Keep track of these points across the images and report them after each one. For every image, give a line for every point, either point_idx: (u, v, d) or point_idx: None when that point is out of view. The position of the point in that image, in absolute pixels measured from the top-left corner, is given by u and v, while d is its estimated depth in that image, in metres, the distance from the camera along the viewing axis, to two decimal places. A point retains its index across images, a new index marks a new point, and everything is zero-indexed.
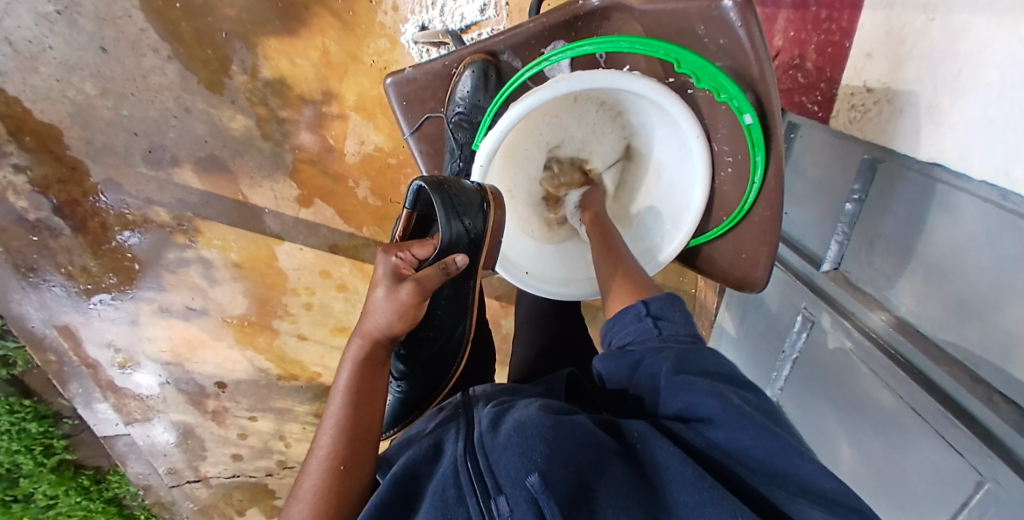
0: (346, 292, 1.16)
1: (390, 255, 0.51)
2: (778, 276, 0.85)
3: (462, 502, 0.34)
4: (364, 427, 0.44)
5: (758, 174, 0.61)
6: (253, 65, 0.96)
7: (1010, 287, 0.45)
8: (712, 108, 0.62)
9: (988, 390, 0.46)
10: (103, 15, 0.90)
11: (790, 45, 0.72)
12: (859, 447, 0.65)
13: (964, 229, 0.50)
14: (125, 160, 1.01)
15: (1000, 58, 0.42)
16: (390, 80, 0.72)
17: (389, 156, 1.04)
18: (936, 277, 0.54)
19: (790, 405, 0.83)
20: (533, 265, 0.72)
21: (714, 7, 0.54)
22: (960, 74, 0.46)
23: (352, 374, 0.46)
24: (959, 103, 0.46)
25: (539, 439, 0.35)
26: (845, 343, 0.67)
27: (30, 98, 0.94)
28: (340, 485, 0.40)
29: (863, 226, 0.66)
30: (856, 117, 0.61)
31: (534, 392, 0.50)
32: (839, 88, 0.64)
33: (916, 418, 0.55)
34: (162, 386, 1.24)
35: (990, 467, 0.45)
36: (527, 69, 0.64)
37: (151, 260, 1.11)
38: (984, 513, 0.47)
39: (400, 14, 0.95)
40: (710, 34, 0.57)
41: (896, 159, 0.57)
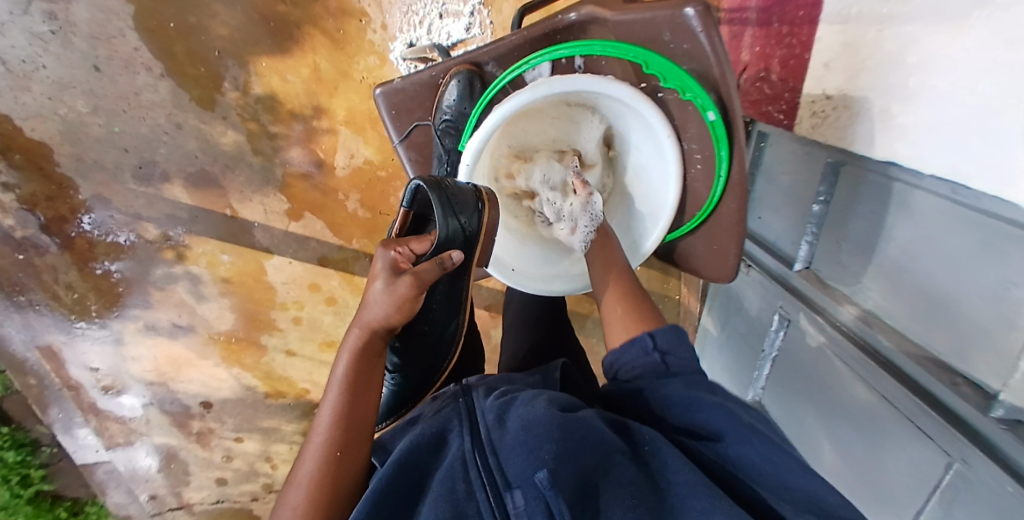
0: (336, 305, 1.16)
1: (389, 249, 0.52)
2: (755, 278, 0.88)
3: (473, 496, 0.36)
4: (360, 416, 0.45)
5: (724, 167, 0.65)
6: (244, 82, 0.98)
7: (968, 279, 0.48)
8: (681, 109, 0.65)
9: (952, 375, 0.50)
10: (96, 35, 0.92)
11: (757, 59, 0.80)
12: (838, 441, 0.68)
13: (922, 224, 0.53)
14: (114, 177, 1.02)
15: (943, 64, 0.46)
16: (379, 91, 0.74)
17: (379, 169, 1.06)
18: (898, 271, 0.57)
19: (771, 403, 0.85)
20: (519, 263, 0.74)
21: (679, 15, 0.58)
22: (908, 79, 0.50)
23: (349, 364, 0.47)
24: (908, 106, 0.50)
25: (546, 436, 0.38)
26: (821, 340, 0.70)
27: (21, 116, 0.95)
28: (335, 472, 0.42)
29: (830, 226, 0.69)
30: (817, 123, 0.66)
31: (530, 380, 0.52)
32: (801, 97, 0.69)
33: (890, 408, 0.57)
34: (145, 407, 1.24)
35: (958, 448, 0.48)
36: (508, 73, 0.67)
37: (138, 277, 1.11)
38: (955, 495, 0.49)
39: (389, 33, 0.98)
40: (676, 39, 0.61)
41: (856, 162, 0.60)
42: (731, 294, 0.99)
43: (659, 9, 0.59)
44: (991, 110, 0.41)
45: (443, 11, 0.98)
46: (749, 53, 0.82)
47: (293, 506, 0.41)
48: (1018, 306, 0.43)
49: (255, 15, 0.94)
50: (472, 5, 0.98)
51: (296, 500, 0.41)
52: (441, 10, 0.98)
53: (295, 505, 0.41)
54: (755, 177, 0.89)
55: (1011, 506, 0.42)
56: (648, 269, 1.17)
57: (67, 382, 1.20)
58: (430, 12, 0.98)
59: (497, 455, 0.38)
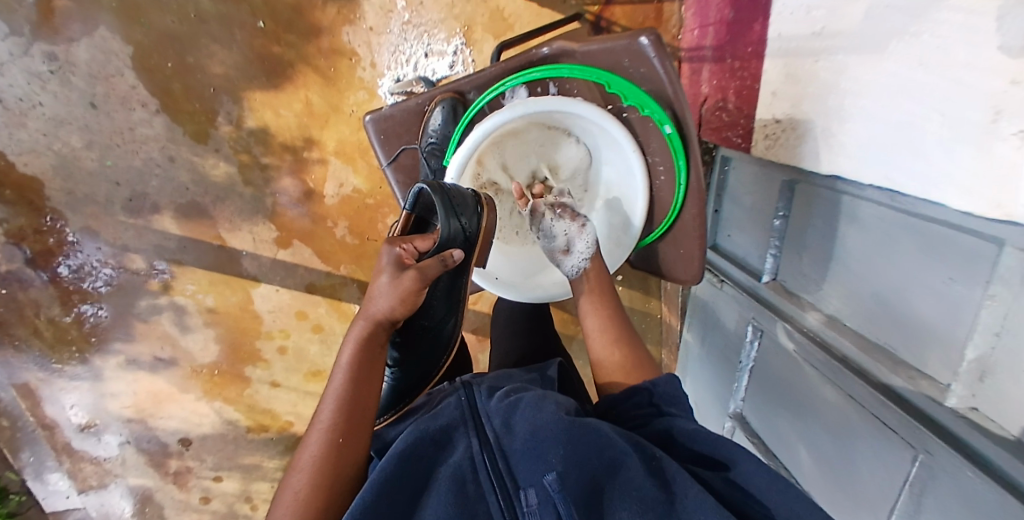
0: (322, 333, 1.17)
1: (394, 245, 0.55)
2: (728, 292, 0.93)
3: (483, 498, 0.39)
4: (362, 405, 0.47)
5: (683, 176, 0.70)
6: (238, 117, 1.02)
7: (911, 280, 0.53)
8: (643, 126, 0.71)
9: (909, 370, 0.54)
10: (95, 74, 0.96)
11: (715, 91, 0.92)
12: (814, 445, 0.71)
13: (869, 232, 0.59)
14: (104, 210, 1.04)
15: (869, 88, 0.54)
16: (369, 118, 0.79)
17: (367, 197, 1.09)
18: (853, 276, 0.62)
19: (753, 415, 0.88)
20: (502, 271, 0.78)
21: (634, 43, 0.66)
22: (842, 102, 0.59)
23: (354, 355, 0.49)
24: (842, 124, 0.59)
25: (552, 439, 0.40)
26: (790, 346, 0.74)
27: (15, 151, 0.99)
28: (338, 457, 0.44)
29: (790, 239, 0.76)
30: (770, 144, 0.75)
31: (528, 376, 0.56)
32: (754, 122, 0.79)
33: (857, 407, 0.61)
34: (121, 447, 1.22)
35: (921, 440, 0.51)
36: (487, 95, 0.73)
37: (123, 308, 1.11)
38: (923, 487, 0.52)
39: (378, 70, 1.03)
40: (634, 65, 0.68)
41: (809, 179, 0.68)
42: (708, 311, 1.03)
43: (619, 39, 0.67)
44: (913, 124, 0.48)
45: (428, 50, 1.03)
46: (708, 87, 0.95)
47: (295, 489, 0.42)
48: (958, 301, 0.48)
49: (252, 54, 0.99)
50: (455, 45, 1.03)
51: (298, 484, 0.42)
52: (426, 49, 1.02)
53: (297, 488, 0.42)
54: (723, 200, 0.98)
55: (976, 494, 0.45)
56: (630, 289, 1.22)
57: (43, 421, 1.18)
58: (416, 52, 1.02)
59: (506, 459, 0.41)
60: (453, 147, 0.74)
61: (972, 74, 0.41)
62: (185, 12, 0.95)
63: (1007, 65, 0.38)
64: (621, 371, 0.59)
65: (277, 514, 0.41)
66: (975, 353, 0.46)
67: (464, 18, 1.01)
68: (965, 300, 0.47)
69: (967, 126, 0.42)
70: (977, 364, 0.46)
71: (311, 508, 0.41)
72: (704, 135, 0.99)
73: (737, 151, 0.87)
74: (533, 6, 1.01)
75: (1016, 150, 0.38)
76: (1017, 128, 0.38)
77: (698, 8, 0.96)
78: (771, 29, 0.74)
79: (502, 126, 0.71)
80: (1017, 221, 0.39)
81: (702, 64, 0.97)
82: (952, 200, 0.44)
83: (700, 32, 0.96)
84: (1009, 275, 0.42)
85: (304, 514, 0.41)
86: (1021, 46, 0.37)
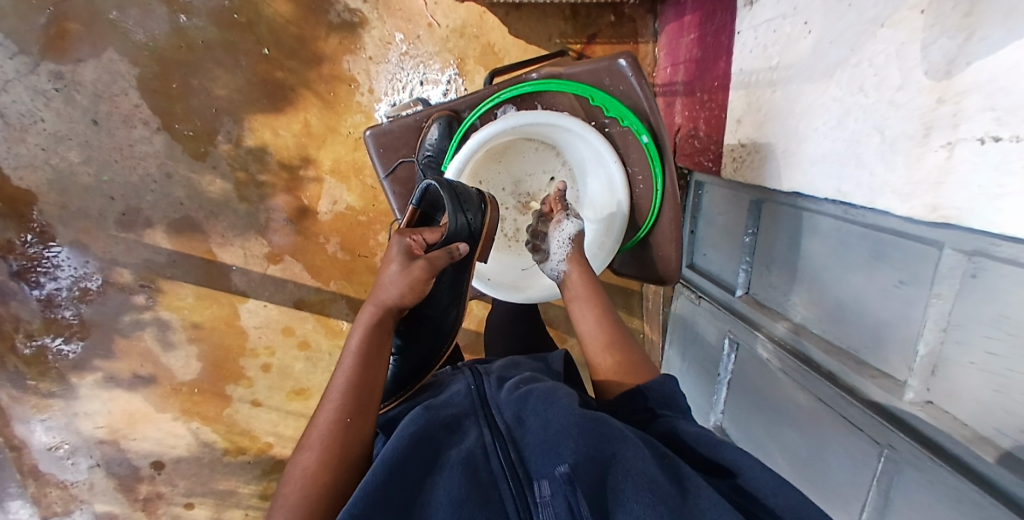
0: (308, 350, 1.18)
1: (404, 237, 0.60)
2: (706, 308, 0.98)
3: (496, 484, 0.41)
4: (366, 387, 0.50)
5: (660, 183, 0.76)
6: (238, 136, 1.05)
7: (867, 284, 0.59)
8: (623, 140, 0.77)
9: (870, 369, 0.59)
10: (101, 94, 1.00)
11: (688, 121, 1.01)
12: (788, 450, 0.74)
13: (829, 245, 0.65)
14: (96, 224, 1.05)
15: (821, 113, 0.62)
16: (369, 132, 0.82)
17: (360, 214, 1.12)
18: (816, 285, 0.68)
19: (731, 425, 0.91)
20: (493, 274, 0.81)
21: (614, 65, 0.74)
22: (798, 126, 0.66)
23: (362, 339, 0.54)
24: (800, 145, 0.66)
25: (564, 431, 0.43)
26: (762, 354, 0.78)
27: (11, 165, 1.00)
28: (344, 435, 0.46)
29: (759, 254, 0.82)
30: (737, 166, 0.82)
31: (535, 365, 0.62)
32: (723, 146, 0.87)
33: (826, 409, 0.65)
34: (91, 470, 1.20)
35: (885, 436, 0.55)
36: (476, 111, 0.78)
37: (106, 323, 1.11)
38: (891, 481, 0.55)
39: (375, 95, 1.07)
40: (613, 83, 0.75)
41: (773, 197, 0.75)
42: (687, 326, 1.08)
43: (598, 61, 0.74)
44: (859, 140, 0.55)
45: (423, 79, 1.08)
46: (682, 117, 1.03)
47: (304, 465, 0.44)
48: (908, 300, 0.53)
49: (255, 78, 1.04)
50: (449, 75, 1.08)
51: (307, 461, 0.45)
52: (421, 78, 1.07)
53: (306, 465, 0.44)
54: (697, 221, 1.05)
55: (941, 481, 0.49)
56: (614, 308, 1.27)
57: (11, 442, 1.16)
58: (412, 79, 1.07)
59: (518, 449, 0.44)
60: (451, 153, 0.78)
61: (904, 94, 0.49)
62: (192, 39, 1.00)
63: (934, 87, 0.45)
64: (614, 369, 0.61)
65: (286, 489, 0.43)
66: (927, 347, 0.51)
67: (457, 51, 1.07)
68: (916, 299, 0.52)
69: (903, 139, 0.49)
70: (929, 358, 0.51)
71: (319, 483, 0.43)
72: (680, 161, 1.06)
73: (709, 174, 0.94)
74: (521, 42, 1.08)
75: (943, 160, 0.45)
76: (946, 140, 0.44)
77: (669, 48, 1.05)
78: (733, 65, 0.82)
79: (493, 137, 0.75)
80: (950, 223, 0.45)
81: (675, 98, 1.05)
82: (896, 206, 0.51)
83: (672, 70, 1.05)
84: (949, 273, 0.48)
85: (312, 488, 0.43)
86: (943, 69, 0.44)
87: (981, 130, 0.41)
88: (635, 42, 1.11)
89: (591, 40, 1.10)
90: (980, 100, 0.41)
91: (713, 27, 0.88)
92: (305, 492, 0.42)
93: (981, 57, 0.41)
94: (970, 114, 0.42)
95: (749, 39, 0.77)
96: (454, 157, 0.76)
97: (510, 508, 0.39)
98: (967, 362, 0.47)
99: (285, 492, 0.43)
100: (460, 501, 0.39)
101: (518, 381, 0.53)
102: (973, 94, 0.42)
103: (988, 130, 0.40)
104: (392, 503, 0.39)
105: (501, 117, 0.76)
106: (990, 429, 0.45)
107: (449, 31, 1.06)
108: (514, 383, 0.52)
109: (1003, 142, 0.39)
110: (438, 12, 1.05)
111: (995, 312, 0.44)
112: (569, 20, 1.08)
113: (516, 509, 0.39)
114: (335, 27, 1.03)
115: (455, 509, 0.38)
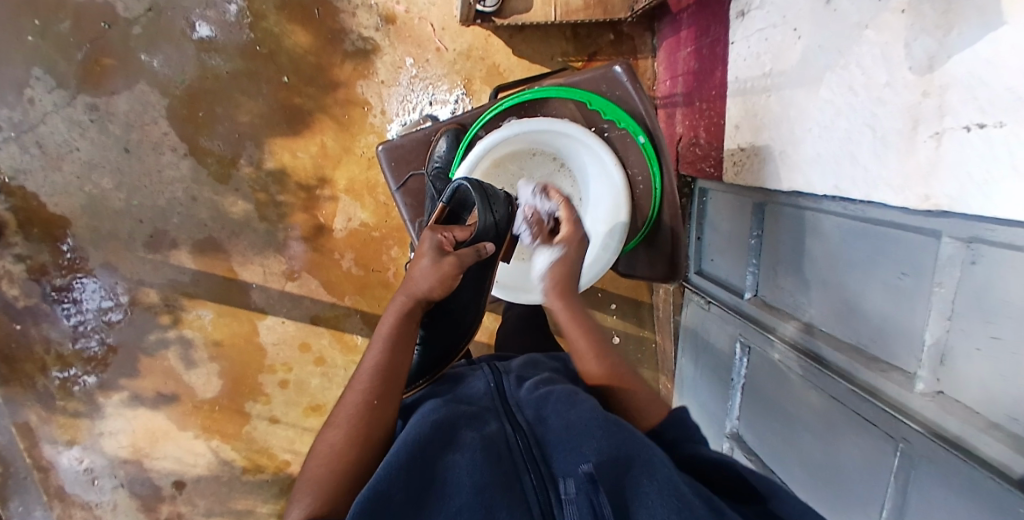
0: (324, 365, 1.21)
1: (436, 233, 0.64)
2: (715, 312, 0.99)
3: (520, 475, 0.43)
4: (392, 374, 0.54)
5: (658, 181, 0.80)
6: (258, 159, 1.10)
7: (869, 275, 0.61)
8: (622, 143, 0.81)
9: (879, 363, 0.60)
10: (132, 123, 1.06)
11: (688, 130, 1.04)
12: (804, 453, 0.74)
13: (833, 244, 0.66)
14: (125, 245, 1.11)
15: (815, 113, 0.65)
16: (381, 147, 0.86)
17: (374, 230, 1.16)
18: (823, 284, 0.69)
19: (746, 432, 0.90)
20: (503, 277, 0.85)
21: (609, 73, 0.79)
22: (794, 128, 0.70)
23: (391, 328, 0.58)
24: (797, 145, 0.70)
25: (587, 432, 0.46)
26: (773, 355, 0.79)
27: (47, 193, 1.07)
28: (369, 417, 0.50)
29: (765, 256, 0.83)
30: (738, 170, 0.86)
31: (552, 364, 0.66)
32: (723, 152, 0.91)
33: (839, 407, 0.65)
34: (114, 489, 1.23)
35: (898, 431, 0.56)
36: (478, 122, 0.81)
37: (132, 343, 1.16)
38: (908, 478, 0.56)
39: (387, 116, 1.12)
40: (610, 90, 0.79)
41: (775, 199, 0.78)
42: (698, 334, 1.09)
43: (595, 69, 0.79)
44: (851, 138, 0.59)
45: (432, 99, 1.12)
46: (682, 127, 1.07)
47: (331, 442, 0.48)
48: (911, 294, 0.55)
49: (276, 104, 1.09)
50: (456, 95, 1.12)
51: (334, 438, 0.49)
52: (430, 98, 1.12)
53: (333, 442, 0.48)
54: (703, 227, 1.07)
55: (955, 472, 0.49)
56: (625, 319, 1.30)
57: (39, 463, 1.20)
58: (421, 100, 1.12)
59: (540, 445, 0.46)
60: (458, 162, 0.82)
61: (891, 91, 0.53)
62: (217, 70, 1.06)
63: (918, 82, 0.49)
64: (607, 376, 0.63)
65: (314, 464, 0.47)
66: (933, 337, 0.52)
67: (465, 73, 1.12)
68: (918, 291, 0.54)
69: (892, 135, 0.53)
70: (936, 348, 0.52)
71: (344, 460, 0.47)
72: (683, 170, 1.10)
73: (711, 180, 0.98)
74: (524, 63, 1.13)
75: (932, 150, 0.48)
76: (932, 131, 0.48)
77: (667, 63, 1.09)
78: (729, 74, 0.86)
79: (498, 144, 0.79)
80: (944, 210, 0.48)
81: (676, 109, 1.09)
82: (891, 198, 0.54)
83: (670, 83, 1.09)
84: (949, 262, 0.49)
85: (337, 463, 0.47)
86: (925, 65, 0.48)
87: (965, 119, 0.44)
88: (634, 58, 1.15)
89: (592, 58, 1.13)
90: (963, 92, 0.44)
91: (709, 40, 0.92)
92: (331, 467, 0.46)
93: (959, 51, 0.44)
94: (953, 107, 0.46)
95: (742, 49, 0.82)
96: (462, 163, 0.79)
97: (532, 498, 0.41)
98: (974, 350, 0.48)
99: (312, 466, 0.47)
100: (482, 484, 0.41)
101: (537, 381, 0.56)
102: (955, 87, 0.45)
103: (974, 119, 0.44)
104: (414, 488, 0.41)
105: (505, 124, 0.79)
106: (1002, 416, 0.45)
107: (456, 55, 1.11)
108: (534, 383, 0.56)
109: (987, 128, 0.42)
110: (446, 38, 1.10)
111: (995, 299, 0.45)
112: (571, 40, 1.12)
113: (538, 500, 0.41)
114: (350, 54, 1.09)
115: (478, 491, 0.41)
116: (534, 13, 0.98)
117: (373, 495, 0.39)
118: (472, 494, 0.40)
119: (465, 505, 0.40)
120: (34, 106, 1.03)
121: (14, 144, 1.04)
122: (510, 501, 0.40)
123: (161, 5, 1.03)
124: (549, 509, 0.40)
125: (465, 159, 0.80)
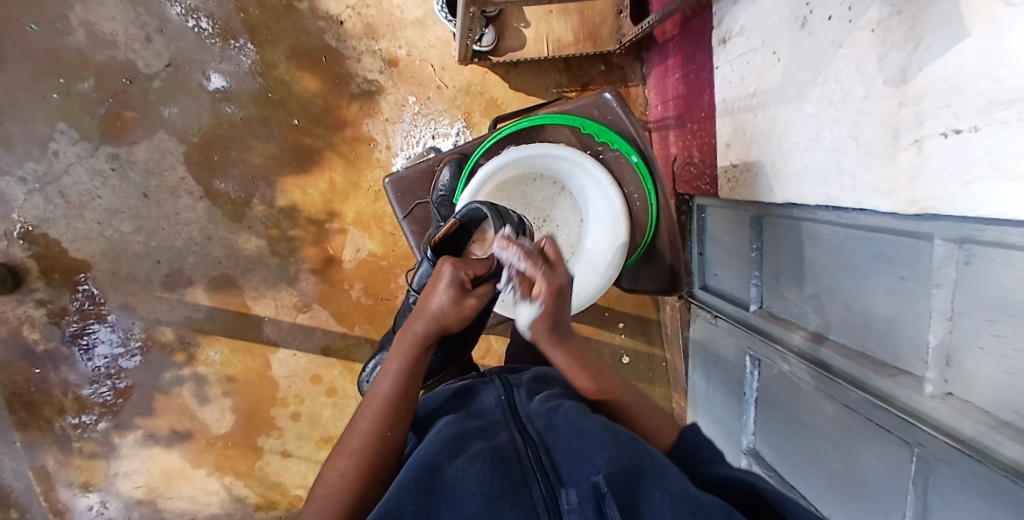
0: (335, 396, 1.23)
1: (456, 268, 0.60)
2: (723, 326, 1.01)
3: (528, 485, 0.45)
4: (402, 405, 0.57)
5: (653, 197, 0.85)
6: (271, 198, 1.15)
7: (868, 280, 0.63)
8: (617, 164, 0.85)
9: (887, 368, 0.61)
10: (151, 169, 1.11)
11: (682, 150, 1.09)
12: (823, 464, 0.74)
13: (832, 254, 0.69)
14: (143, 287, 1.15)
15: (800, 130, 0.69)
16: (387, 179, 0.90)
17: (381, 259, 1.19)
18: (826, 294, 0.71)
19: (764, 447, 0.90)
20: None
21: (600, 98, 0.84)
22: (783, 142, 0.73)
23: (404, 362, 0.59)
24: (787, 160, 0.73)
25: (597, 441, 0.48)
26: (783, 367, 0.80)
27: (69, 239, 1.11)
28: (380, 445, 0.53)
29: (767, 267, 0.86)
30: (732, 186, 0.89)
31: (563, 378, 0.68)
32: (717, 169, 0.94)
33: (854, 415, 0.66)
34: None
35: (912, 435, 0.56)
36: (478, 151, 0.85)
37: (148, 383, 1.18)
38: (924, 481, 0.56)
39: (392, 151, 1.16)
40: (602, 114, 0.84)
41: (771, 210, 0.80)
42: (707, 349, 1.10)
43: (587, 96, 0.84)
44: (837, 149, 0.62)
45: (435, 133, 1.17)
46: (676, 147, 1.11)
47: (342, 470, 0.52)
48: (912, 296, 0.57)
49: (287, 146, 1.14)
50: (457, 128, 1.17)
51: (344, 466, 0.52)
52: (432, 132, 1.17)
53: (343, 470, 0.52)
54: (705, 243, 1.10)
55: (971, 472, 0.49)
56: (632, 338, 1.31)
57: (55, 507, 1.21)
58: (424, 135, 1.16)
59: (550, 456, 0.48)
60: (461, 188, 0.85)
61: (869, 103, 0.56)
62: (231, 117, 1.11)
63: (894, 92, 0.52)
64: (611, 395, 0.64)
65: (324, 490, 0.51)
66: (937, 338, 0.54)
67: (464, 107, 1.16)
68: (918, 294, 0.56)
69: (874, 143, 0.56)
70: (941, 349, 0.54)
71: (352, 487, 0.51)
72: (680, 188, 1.14)
73: (708, 197, 1.01)
74: (521, 94, 1.17)
75: (914, 156, 0.51)
76: (913, 139, 0.51)
77: (657, 88, 1.14)
78: (717, 95, 0.90)
79: (500, 170, 0.82)
80: (932, 213, 0.50)
81: (668, 131, 1.13)
82: (879, 203, 0.56)
83: (662, 107, 1.14)
84: (944, 263, 0.51)
85: (347, 491, 0.50)
86: (899, 77, 0.52)
87: (942, 126, 0.47)
88: (625, 86, 1.20)
89: (586, 86, 1.18)
90: (938, 99, 0.47)
91: (695, 66, 0.97)
92: (342, 494, 0.50)
93: (931, 61, 0.47)
94: (930, 113, 0.49)
95: (727, 71, 0.86)
96: (464, 191, 0.82)
97: (541, 507, 0.43)
98: (977, 348, 0.49)
99: (322, 492, 0.51)
100: (491, 494, 0.43)
101: (546, 394, 0.58)
102: (930, 96, 0.48)
103: (949, 124, 0.46)
104: (426, 498, 0.43)
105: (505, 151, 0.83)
106: (1011, 413, 0.46)
107: (455, 91, 1.16)
108: (544, 395, 0.58)
109: (964, 133, 0.45)
110: (445, 76, 1.15)
111: (993, 296, 0.47)
112: (564, 71, 1.17)
113: (547, 510, 0.43)
114: (356, 96, 1.14)
115: (488, 502, 0.42)
116: (528, 49, 1.03)
117: (383, 513, 0.42)
118: (481, 504, 0.42)
119: (475, 513, 0.42)
120: (58, 157, 1.08)
121: (38, 195, 1.09)
122: (520, 509, 0.42)
123: (179, 60, 1.09)
124: (556, 516, 0.42)
125: (467, 186, 0.83)
